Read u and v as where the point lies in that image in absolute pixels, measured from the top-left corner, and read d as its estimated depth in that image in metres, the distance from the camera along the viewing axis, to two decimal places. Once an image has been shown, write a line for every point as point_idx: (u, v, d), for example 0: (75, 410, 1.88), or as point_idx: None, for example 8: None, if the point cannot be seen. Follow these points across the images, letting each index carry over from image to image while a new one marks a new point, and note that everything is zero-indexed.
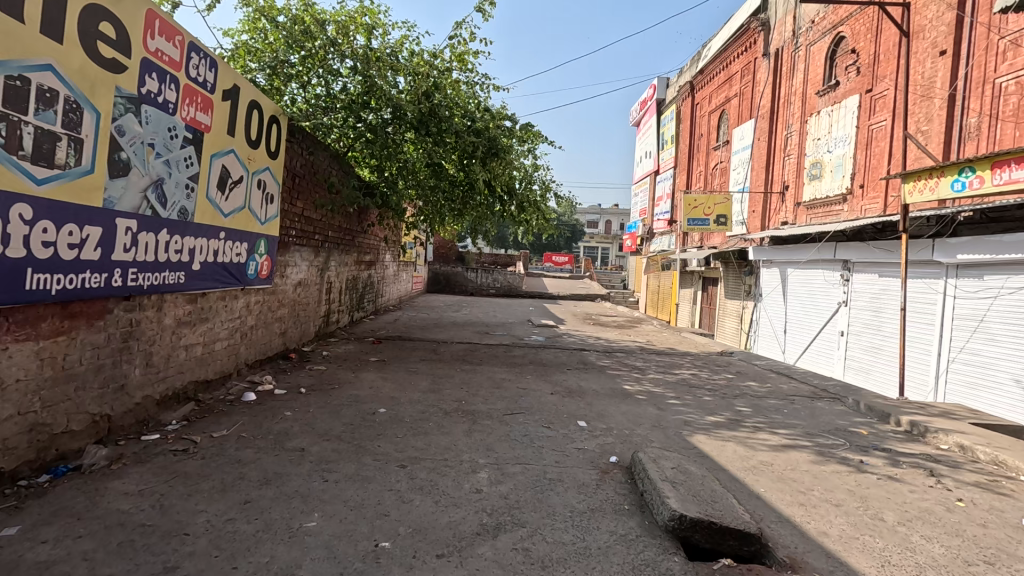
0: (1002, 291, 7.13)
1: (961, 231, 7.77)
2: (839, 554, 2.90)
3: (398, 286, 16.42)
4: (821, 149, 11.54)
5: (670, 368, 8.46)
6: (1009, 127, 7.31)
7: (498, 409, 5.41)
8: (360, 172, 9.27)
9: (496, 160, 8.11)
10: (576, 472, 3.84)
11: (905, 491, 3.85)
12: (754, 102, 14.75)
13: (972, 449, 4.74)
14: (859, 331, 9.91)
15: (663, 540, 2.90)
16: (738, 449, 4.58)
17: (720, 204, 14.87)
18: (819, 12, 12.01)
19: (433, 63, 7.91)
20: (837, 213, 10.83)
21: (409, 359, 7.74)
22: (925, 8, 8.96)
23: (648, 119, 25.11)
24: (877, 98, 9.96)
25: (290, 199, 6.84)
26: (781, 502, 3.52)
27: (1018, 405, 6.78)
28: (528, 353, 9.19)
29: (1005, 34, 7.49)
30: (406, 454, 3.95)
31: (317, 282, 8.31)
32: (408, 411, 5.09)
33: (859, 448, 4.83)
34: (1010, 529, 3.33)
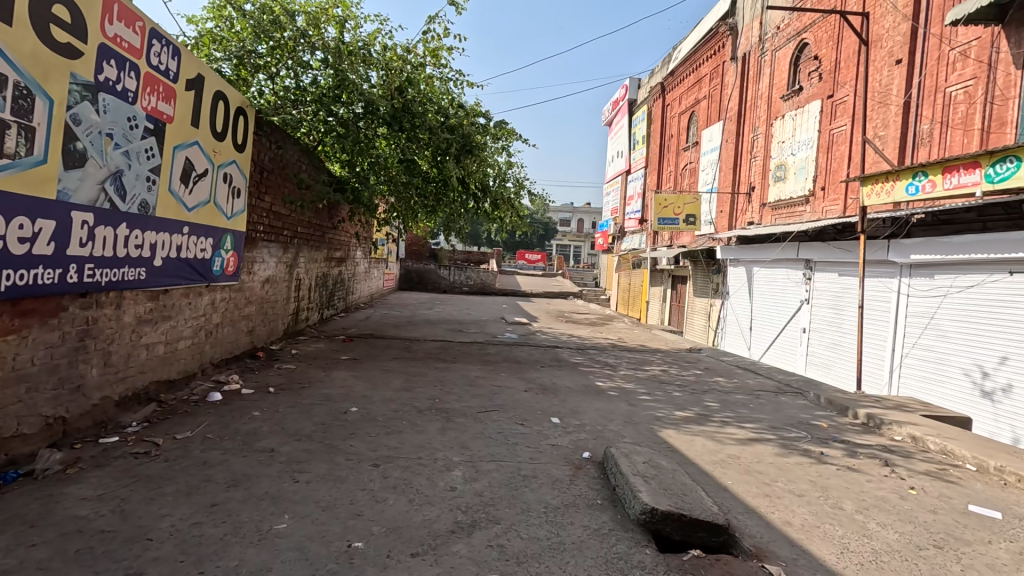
0: (951, 289, 7.53)
1: (914, 232, 8.16)
2: (802, 542, 3.01)
3: (369, 284, 16.19)
4: (786, 151, 11.92)
5: (641, 365, 8.61)
6: (958, 134, 7.72)
7: (472, 407, 5.40)
8: (331, 167, 9.08)
9: (470, 158, 8.07)
10: (550, 469, 3.87)
11: (862, 481, 4.03)
12: (722, 105, 15.12)
13: (923, 439, 4.99)
14: (820, 328, 10.29)
15: (635, 534, 2.96)
16: (707, 443, 4.70)
17: (690, 204, 15.18)
18: (785, 18, 12.38)
19: (406, 58, 7.82)
20: (800, 214, 11.22)
21: (381, 357, 7.65)
22: (882, 18, 9.35)
23: (620, 119, 25.42)
24: (838, 104, 10.34)
25: (258, 193, 6.66)
26: (747, 493, 3.63)
27: (967, 397, 7.14)
28: (502, 350, 9.20)
29: (955, 45, 7.89)
30: (379, 453, 3.91)
31: (286, 279, 8.11)
32: (381, 410, 5.03)
33: (819, 441, 5.03)
34: (957, 515, 3.53)
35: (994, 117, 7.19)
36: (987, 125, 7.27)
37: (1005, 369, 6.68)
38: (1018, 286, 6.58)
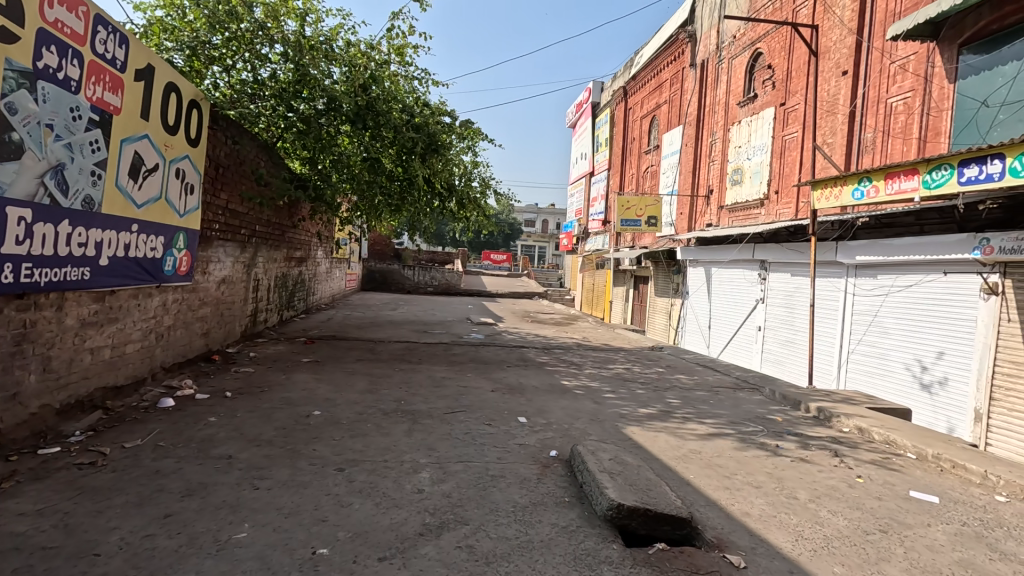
0: (892, 289, 8.00)
1: (860, 235, 8.62)
2: (760, 532, 3.13)
3: (330, 284, 15.81)
4: (742, 156, 12.39)
5: (605, 363, 8.75)
6: (898, 143, 8.20)
7: (439, 408, 5.36)
8: (291, 163, 8.82)
9: (436, 157, 8.01)
10: (518, 468, 3.88)
11: (815, 471, 4.24)
12: (682, 109, 15.56)
13: (868, 431, 5.28)
14: (774, 326, 10.73)
15: (603, 529, 3.01)
16: (670, 439, 4.82)
17: (651, 206, 15.54)
18: (740, 28, 12.85)
19: (370, 55, 7.69)
20: (756, 216, 11.66)
21: (344, 359, 7.48)
22: (830, 31, 9.83)
23: (583, 122, 25.75)
24: (790, 111, 10.81)
25: (214, 190, 6.40)
26: (708, 487, 3.75)
27: (908, 390, 7.59)
28: (468, 350, 9.17)
29: (895, 59, 8.39)
30: (344, 457, 3.82)
31: (243, 280, 7.82)
32: (345, 413, 4.92)
33: (775, 434, 5.24)
34: (900, 501, 3.75)
35: (930, 127, 7.69)
36: (924, 135, 7.76)
37: (942, 363, 7.14)
38: (951, 284, 7.06)
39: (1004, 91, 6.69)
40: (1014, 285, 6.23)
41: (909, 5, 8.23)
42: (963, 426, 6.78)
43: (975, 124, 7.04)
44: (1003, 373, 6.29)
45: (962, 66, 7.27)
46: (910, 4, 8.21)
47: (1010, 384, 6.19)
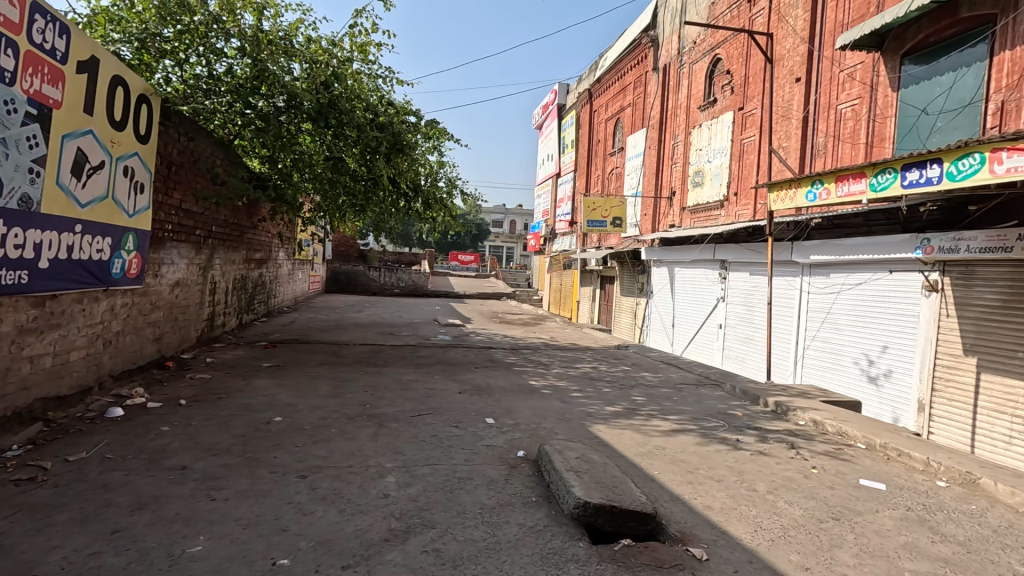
0: (843, 287, 8.38)
1: (813, 235, 8.98)
2: (721, 524, 3.22)
3: (293, 286, 15.40)
4: (703, 159, 12.74)
5: (573, 362, 8.85)
6: (847, 147, 8.58)
7: (405, 411, 5.29)
8: (250, 162, 8.55)
9: (401, 156, 7.88)
10: (485, 469, 3.87)
11: (772, 463, 4.39)
12: (646, 112, 15.87)
13: (822, 423, 5.51)
14: (734, 323, 11.08)
15: (570, 528, 3.03)
16: (635, 436, 4.91)
17: (617, 207, 15.82)
18: (700, 34, 13.19)
19: (332, 52, 7.54)
20: (716, 218, 12.01)
21: (307, 363, 7.29)
22: (784, 39, 10.20)
23: (549, 123, 25.96)
24: (748, 116, 11.18)
25: (166, 189, 6.13)
26: (673, 482, 3.83)
27: (858, 383, 7.97)
28: (435, 352, 9.09)
29: (844, 67, 8.78)
30: (307, 463, 3.72)
31: (199, 282, 7.51)
32: (308, 418, 4.79)
33: (735, 429, 5.40)
34: (851, 489, 3.93)
35: (875, 133, 8.08)
36: (870, 140, 8.16)
37: (887, 357, 7.53)
38: (896, 282, 7.45)
39: (942, 100, 7.14)
40: (952, 282, 6.62)
41: (856, 16, 8.63)
42: (908, 416, 7.17)
43: (916, 130, 7.48)
44: (944, 365, 6.69)
45: (905, 76, 7.70)
46: (857, 15, 8.61)
47: (950, 376, 6.59)
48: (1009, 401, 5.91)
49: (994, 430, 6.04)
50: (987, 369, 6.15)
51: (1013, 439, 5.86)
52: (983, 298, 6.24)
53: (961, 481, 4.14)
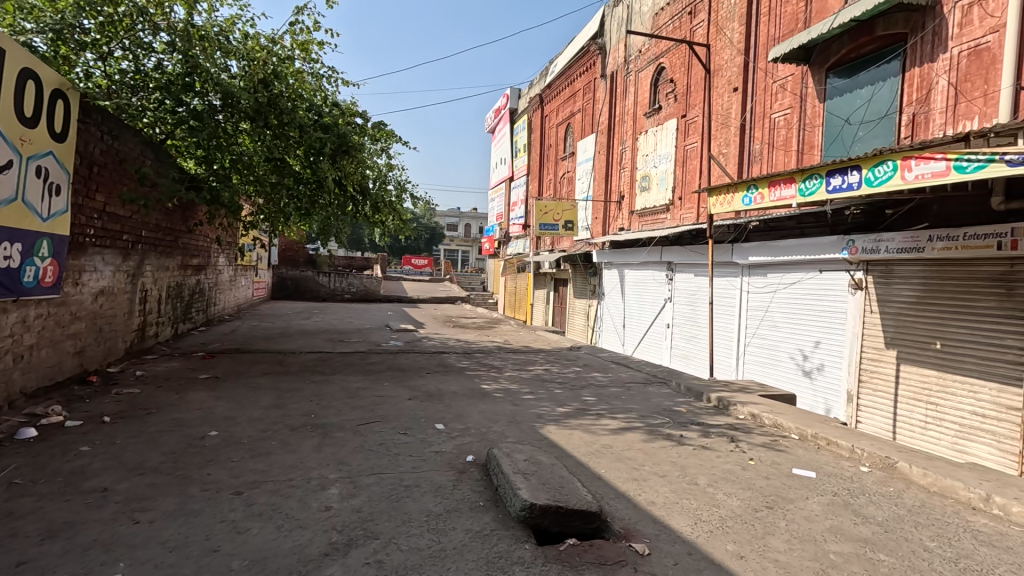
0: (779, 286, 8.83)
1: (751, 237, 9.43)
2: (663, 519, 3.31)
3: (235, 293, 14.72)
4: (649, 163, 13.14)
5: (525, 365, 8.90)
6: (781, 154, 9.08)
7: (352, 420, 5.14)
8: (184, 163, 8.13)
9: (347, 158, 7.66)
10: (433, 475, 3.82)
11: (713, 457, 4.56)
12: (595, 118, 16.23)
13: (760, 416, 5.78)
14: (681, 323, 11.46)
15: (516, 530, 3.03)
16: (584, 435, 4.98)
17: (568, 211, 16.09)
18: (645, 43, 13.60)
19: (271, 50, 7.30)
20: (663, 221, 12.41)
21: (248, 373, 6.98)
22: (721, 50, 10.69)
23: (502, 127, 26.07)
24: (690, 123, 11.62)
25: (87, 191, 5.73)
26: (618, 479, 3.91)
27: (793, 376, 8.43)
28: (386, 358, 8.92)
29: (777, 79, 9.28)
30: (243, 479, 3.55)
31: (127, 291, 7.04)
32: (247, 431, 4.58)
33: (680, 425, 5.58)
34: (784, 478, 4.15)
35: (806, 141, 8.59)
36: (801, 147, 8.65)
37: (819, 351, 7.99)
38: (825, 281, 7.94)
39: (863, 111, 7.68)
40: (874, 280, 7.12)
41: (786, 31, 9.14)
42: (837, 406, 7.64)
43: (841, 139, 7.99)
44: (868, 357, 7.17)
45: (830, 88, 8.20)
46: (787, 30, 9.13)
47: (874, 367, 7.07)
48: (924, 388, 6.41)
49: (913, 416, 6.53)
50: (906, 360, 6.64)
51: (928, 424, 6.35)
52: (901, 295, 6.74)
53: (880, 465, 4.45)
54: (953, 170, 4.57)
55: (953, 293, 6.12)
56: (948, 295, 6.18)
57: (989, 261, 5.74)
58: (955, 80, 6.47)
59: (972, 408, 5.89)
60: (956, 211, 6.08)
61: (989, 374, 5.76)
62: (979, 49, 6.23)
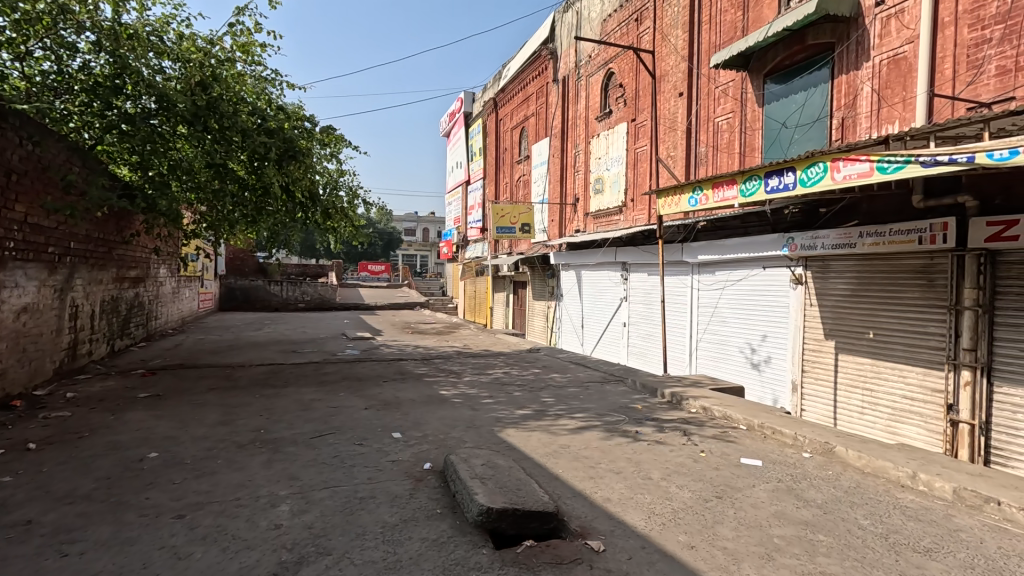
0: (727, 283, 9.19)
1: (700, 237, 9.78)
2: (618, 515, 3.37)
3: (178, 305, 14.02)
4: (602, 167, 13.41)
5: (484, 369, 8.89)
6: (725, 156, 9.48)
7: (304, 433, 4.99)
8: (118, 170, 7.69)
9: (294, 163, 7.37)
10: (389, 486, 3.75)
11: (666, 451, 4.69)
12: (548, 122, 16.44)
13: (710, 409, 6.00)
14: (636, 321, 11.74)
15: (472, 536, 3.02)
16: (542, 436, 5.02)
17: (525, 214, 16.25)
18: (595, 48, 13.88)
19: (210, 51, 7.01)
20: (617, 222, 12.69)
21: (193, 390, 6.66)
22: (667, 57, 11.05)
23: (457, 131, 25.98)
24: (640, 126, 11.94)
25: (5, 201, 5.33)
26: (576, 478, 3.96)
27: (743, 369, 8.79)
28: (342, 368, 8.70)
29: (719, 84, 9.67)
30: (185, 501, 3.38)
31: (54, 306, 6.57)
32: (190, 451, 4.36)
33: (636, 421, 5.71)
34: (733, 468, 4.32)
35: (747, 144, 9.00)
36: (744, 150, 9.06)
37: (765, 345, 8.37)
38: (768, 278, 8.33)
39: (797, 115, 8.11)
40: (813, 275, 7.52)
41: (726, 39, 9.55)
42: (783, 396, 8.01)
43: (779, 142, 8.40)
44: (810, 348, 7.56)
45: (768, 93, 8.62)
46: (727, 37, 9.54)
47: (815, 358, 7.47)
48: (860, 376, 6.82)
49: (851, 402, 6.94)
50: (843, 349, 7.05)
51: (865, 409, 6.76)
52: (837, 288, 7.16)
53: (820, 450, 4.69)
54: (876, 171, 4.90)
55: (882, 285, 6.55)
56: (878, 287, 6.61)
57: (912, 254, 6.18)
58: (877, 87, 6.95)
59: (902, 392, 6.30)
60: (882, 210, 6.52)
61: (915, 360, 6.18)
62: (897, 58, 6.72)
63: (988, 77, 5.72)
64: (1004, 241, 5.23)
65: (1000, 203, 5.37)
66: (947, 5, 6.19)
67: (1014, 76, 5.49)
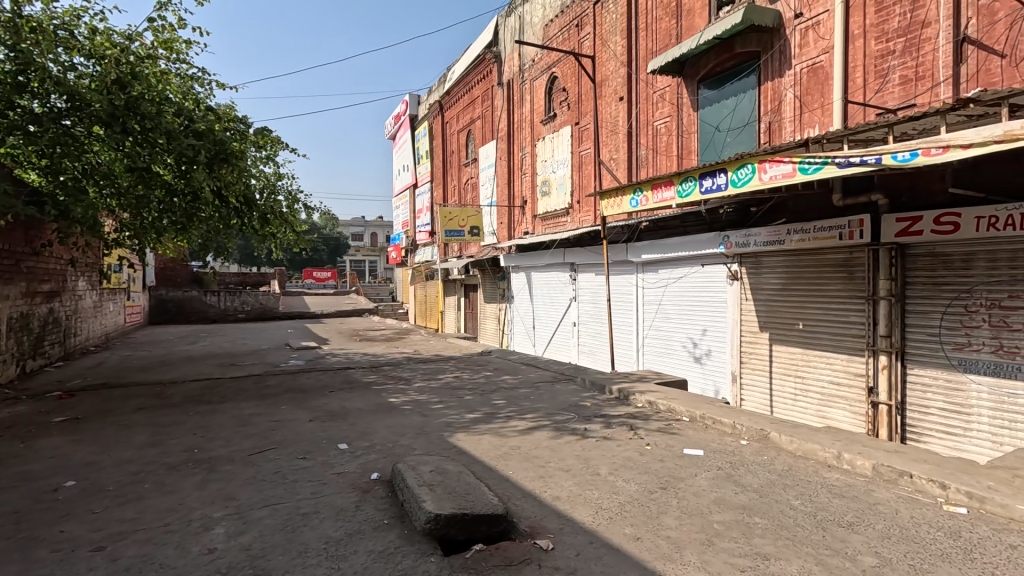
0: (670, 281, 9.52)
1: (642, 237, 10.10)
2: (568, 512, 3.41)
3: (101, 320, 13.03)
4: (548, 169, 13.58)
5: (435, 374, 8.79)
6: (664, 159, 9.84)
7: (242, 450, 4.74)
8: (24, 174, 7.07)
9: (226, 166, 6.92)
10: (334, 499, 3.63)
11: (614, 446, 4.80)
12: (494, 125, 16.51)
13: (656, 403, 6.19)
14: (586, 321, 11.96)
15: (421, 544, 2.97)
16: (493, 439, 5.01)
17: (473, 217, 16.25)
18: (537, 53, 14.07)
19: (129, 49, 6.58)
20: (564, 224, 12.90)
21: (118, 411, 6.19)
22: (606, 62, 11.36)
23: (402, 134, 25.63)
24: (583, 130, 12.19)
25: None
26: (526, 478, 3.98)
27: (687, 363, 9.12)
28: (285, 380, 8.36)
29: (656, 89, 10.03)
30: (107, 531, 3.13)
31: None
32: (113, 477, 4.04)
33: (584, 419, 5.81)
34: (677, 459, 4.47)
35: (684, 147, 9.38)
36: (681, 153, 9.43)
37: (706, 339, 8.73)
38: (707, 274, 8.70)
39: (729, 119, 8.53)
40: (747, 271, 7.92)
41: (661, 45, 9.91)
42: (724, 387, 8.37)
43: (713, 144, 8.80)
44: (747, 340, 7.96)
45: (701, 98, 9.02)
46: (662, 44, 9.90)
47: (752, 349, 7.87)
48: (792, 364, 7.24)
49: (785, 389, 7.35)
50: (776, 340, 7.48)
51: (797, 395, 7.18)
52: (769, 283, 7.58)
53: (756, 437, 4.94)
54: (799, 171, 5.23)
55: (809, 279, 6.99)
56: (805, 280, 7.05)
57: (834, 249, 6.63)
58: (799, 94, 7.42)
59: (829, 378, 6.75)
60: (806, 208, 6.97)
61: (840, 347, 6.63)
62: (815, 67, 7.21)
63: (894, 85, 6.25)
64: (911, 236, 5.71)
65: (906, 201, 5.88)
66: (856, 18, 6.70)
67: (915, 85, 6.04)
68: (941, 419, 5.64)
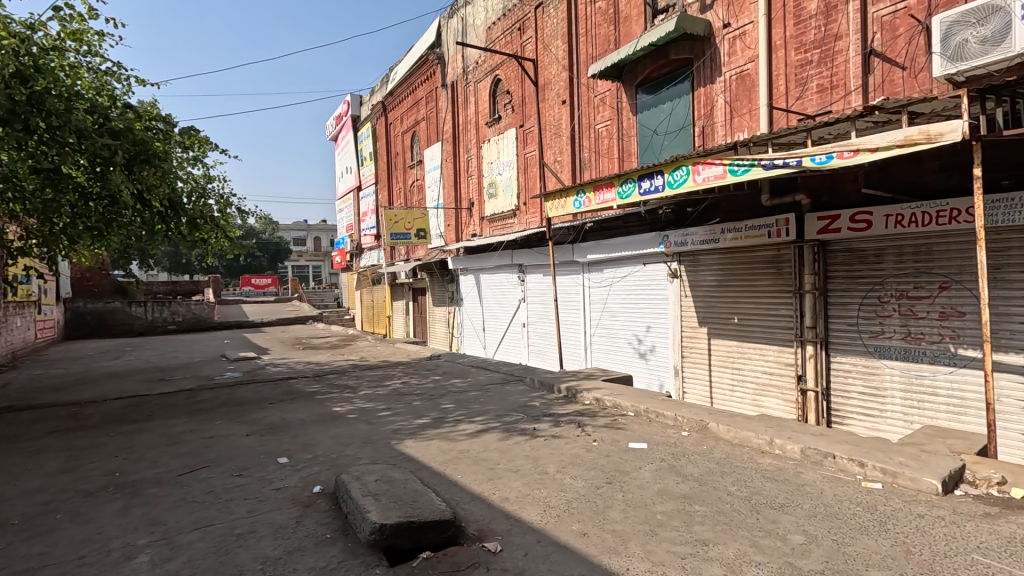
0: (614, 280, 9.76)
1: (587, 237, 10.30)
2: (516, 513, 3.41)
3: (7, 336, 11.86)
4: (494, 171, 13.61)
5: (382, 380, 8.58)
6: (606, 161, 10.09)
7: (171, 470, 4.44)
8: None
9: (148, 168, 6.46)
10: (273, 516, 3.46)
11: (562, 444, 4.86)
12: (439, 126, 16.36)
13: (602, 400, 6.33)
14: (535, 321, 12.06)
15: (366, 557, 2.87)
16: (441, 444, 4.93)
17: (420, 219, 16.03)
18: (481, 55, 14.06)
19: (30, 40, 6.02)
20: (511, 226, 12.95)
21: (26, 435, 5.64)
22: (549, 65, 11.51)
23: (345, 136, 24.94)
24: (528, 132, 12.30)
25: None
26: (475, 481, 3.95)
27: (632, 360, 9.38)
28: (220, 393, 7.91)
29: (597, 93, 10.28)
30: (10, 570, 2.83)
31: None
32: (19, 509, 3.67)
33: (533, 419, 5.84)
34: (622, 453, 4.58)
35: (625, 150, 9.67)
36: (622, 155, 9.71)
37: (650, 335, 9.01)
38: (649, 274, 9.00)
39: (666, 123, 8.86)
40: (686, 269, 8.25)
41: (601, 51, 10.16)
42: (668, 381, 8.67)
43: (652, 147, 9.11)
44: (688, 335, 8.27)
45: (640, 103, 9.32)
46: (602, 50, 10.15)
47: (692, 343, 8.20)
48: (729, 357, 7.60)
49: (723, 381, 7.70)
50: (714, 334, 7.82)
51: (734, 386, 7.54)
52: (706, 280, 7.93)
53: (696, 428, 5.14)
54: (729, 173, 5.49)
55: (742, 275, 7.37)
56: (738, 276, 7.43)
57: (764, 246, 7.02)
58: (729, 99, 7.81)
59: (763, 369, 7.13)
60: (737, 208, 7.34)
61: (771, 339, 7.02)
62: (742, 75, 7.62)
63: (812, 93, 6.71)
64: (831, 233, 6.14)
65: (826, 201, 6.31)
66: (777, 30, 7.13)
67: (831, 93, 6.50)
68: (861, 403, 6.11)
